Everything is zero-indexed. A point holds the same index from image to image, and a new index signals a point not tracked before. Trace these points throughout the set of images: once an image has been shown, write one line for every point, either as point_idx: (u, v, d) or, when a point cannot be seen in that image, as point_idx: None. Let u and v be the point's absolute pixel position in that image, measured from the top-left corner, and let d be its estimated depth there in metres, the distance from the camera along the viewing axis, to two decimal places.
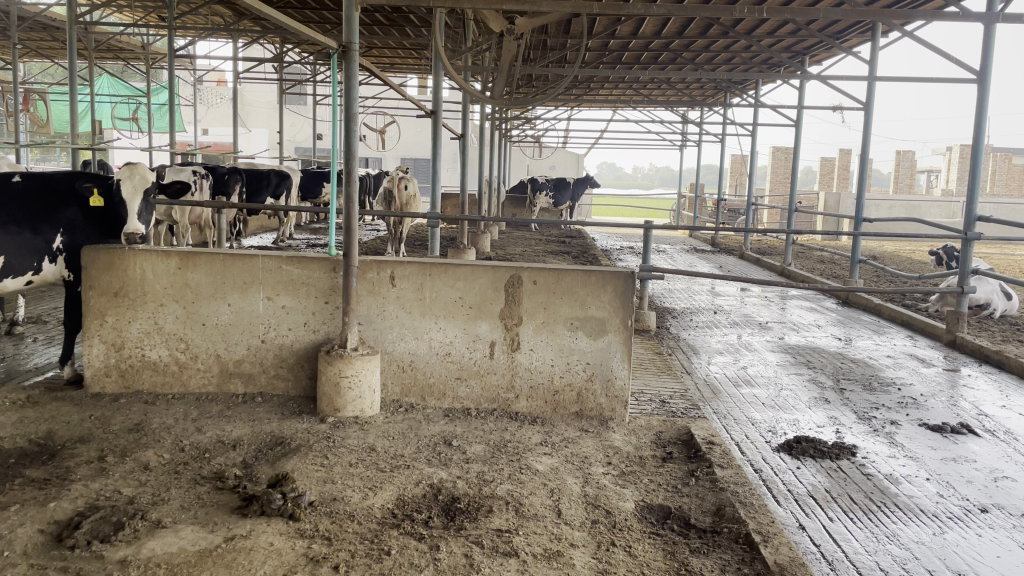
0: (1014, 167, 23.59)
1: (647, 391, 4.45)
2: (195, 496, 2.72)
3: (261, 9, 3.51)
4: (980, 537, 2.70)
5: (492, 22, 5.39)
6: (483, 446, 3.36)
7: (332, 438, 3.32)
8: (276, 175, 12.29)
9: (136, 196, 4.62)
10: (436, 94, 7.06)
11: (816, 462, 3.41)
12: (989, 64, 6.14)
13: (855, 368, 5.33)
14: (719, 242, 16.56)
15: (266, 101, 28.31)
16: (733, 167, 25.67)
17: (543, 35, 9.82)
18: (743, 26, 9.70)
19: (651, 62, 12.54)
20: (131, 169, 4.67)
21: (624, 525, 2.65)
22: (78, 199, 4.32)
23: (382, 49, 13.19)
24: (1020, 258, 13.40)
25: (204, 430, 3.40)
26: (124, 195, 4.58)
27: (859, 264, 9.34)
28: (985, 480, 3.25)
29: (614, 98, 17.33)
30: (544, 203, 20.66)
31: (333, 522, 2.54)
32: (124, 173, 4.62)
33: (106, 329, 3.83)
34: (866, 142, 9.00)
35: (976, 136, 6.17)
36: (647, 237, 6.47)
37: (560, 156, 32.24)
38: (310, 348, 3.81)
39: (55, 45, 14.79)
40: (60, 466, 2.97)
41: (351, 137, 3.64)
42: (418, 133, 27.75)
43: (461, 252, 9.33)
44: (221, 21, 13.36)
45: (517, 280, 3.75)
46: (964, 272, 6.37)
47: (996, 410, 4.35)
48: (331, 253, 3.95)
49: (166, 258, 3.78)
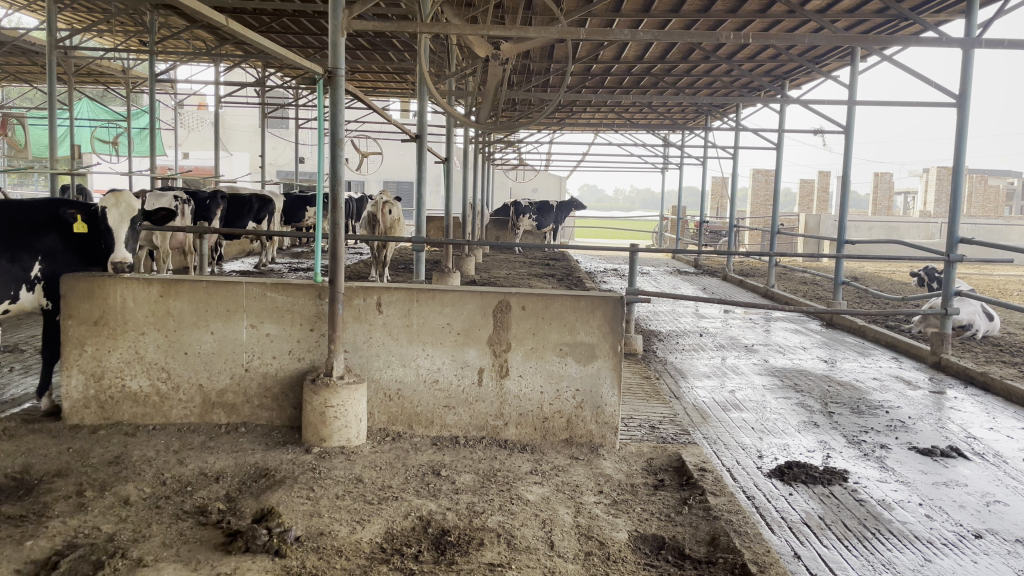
0: (989, 188, 24.09)
1: (637, 416, 4.42)
2: (177, 532, 2.63)
3: (247, 35, 3.47)
4: (976, 563, 2.69)
5: (477, 48, 5.40)
6: (472, 475, 3.30)
7: (317, 470, 3.25)
8: (259, 199, 12.22)
9: (122, 224, 4.52)
10: (421, 119, 7.03)
11: (808, 488, 3.39)
12: (968, 88, 6.27)
13: (842, 391, 5.33)
14: (702, 264, 16.66)
15: (248, 125, 28.28)
16: (714, 189, 25.95)
17: (527, 60, 9.89)
18: (723, 51, 9.85)
19: (634, 86, 12.68)
20: (116, 197, 4.56)
21: (619, 557, 2.60)
22: (59, 226, 4.24)
23: (365, 73, 13.22)
24: (999, 279, 13.60)
25: (187, 462, 3.31)
26: (110, 223, 4.49)
27: (842, 286, 9.43)
28: (978, 504, 3.25)
29: (596, 121, 17.48)
30: (527, 226, 20.71)
31: (321, 558, 2.47)
32: (110, 200, 4.52)
33: (85, 359, 3.74)
34: (846, 164, 9.14)
35: (956, 159, 6.27)
36: (633, 260, 6.47)
37: (542, 180, 32.41)
38: (295, 376, 3.74)
39: (34, 69, 14.66)
40: (37, 501, 2.87)
41: (337, 162, 3.61)
42: (402, 157, 27.82)
43: (446, 276, 9.28)
44: (202, 45, 13.31)
45: (505, 306, 3.72)
46: (947, 294, 6.43)
47: (984, 432, 4.36)
48: (317, 278, 3.89)
49: (147, 285, 3.71)
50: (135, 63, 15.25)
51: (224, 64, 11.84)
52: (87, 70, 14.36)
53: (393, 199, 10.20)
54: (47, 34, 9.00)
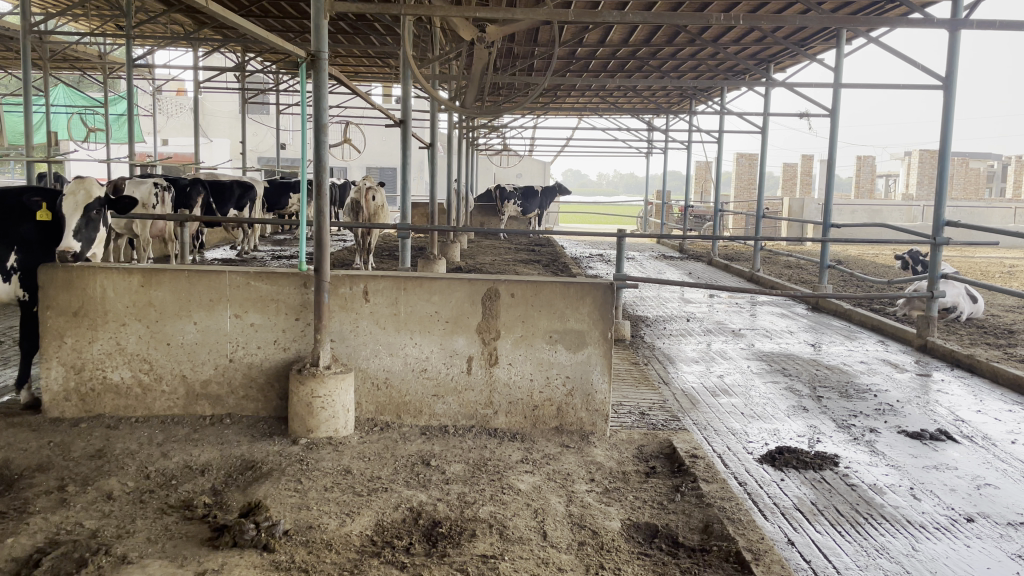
0: (970, 171, 24.28)
1: (626, 403, 4.40)
2: (162, 527, 2.57)
3: (228, 16, 3.36)
4: (969, 548, 2.70)
5: (462, 31, 5.28)
6: (462, 465, 3.26)
7: (305, 461, 3.20)
8: (240, 186, 12.03)
9: (76, 212, 4.16)
10: (405, 103, 6.89)
11: (799, 473, 3.39)
12: (954, 71, 6.27)
13: (830, 375, 5.36)
14: (687, 248, 16.69)
15: (228, 111, 27.89)
16: (698, 174, 25.99)
17: (512, 43, 9.75)
18: (709, 34, 9.79)
19: (618, 70, 12.60)
20: (79, 184, 4.27)
21: (612, 547, 2.58)
22: (27, 216, 4.12)
23: (347, 58, 13.03)
24: (981, 261, 13.72)
25: (171, 455, 3.24)
26: (65, 211, 4.16)
27: (828, 269, 9.45)
28: (968, 487, 3.27)
29: (581, 105, 17.38)
30: (512, 211, 20.61)
31: (310, 552, 2.42)
32: (71, 185, 4.26)
33: (64, 351, 3.65)
34: (832, 149, 9.15)
35: (942, 142, 6.28)
36: (621, 246, 6.40)
37: (527, 165, 32.34)
38: (281, 367, 3.68)
39: (8, 55, 14.30)
40: (18, 497, 2.79)
41: (321, 149, 3.53)
42: (385, 142, 27.60)
43: (432, 263, 9.20)
44: (180, 29, 13.02)
45: (494, 293, 3.67)
46: (932, 277, 6.45)
47: (972, 415, 4.39)
48: (301, 266, 3.80)
49: (127, 275, 3.62)
50: (111, 48, 14.91)
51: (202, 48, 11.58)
52: (62, 55, 14.05)
53: (376, 185, 10.06)
54: (20, 18, 8.76)
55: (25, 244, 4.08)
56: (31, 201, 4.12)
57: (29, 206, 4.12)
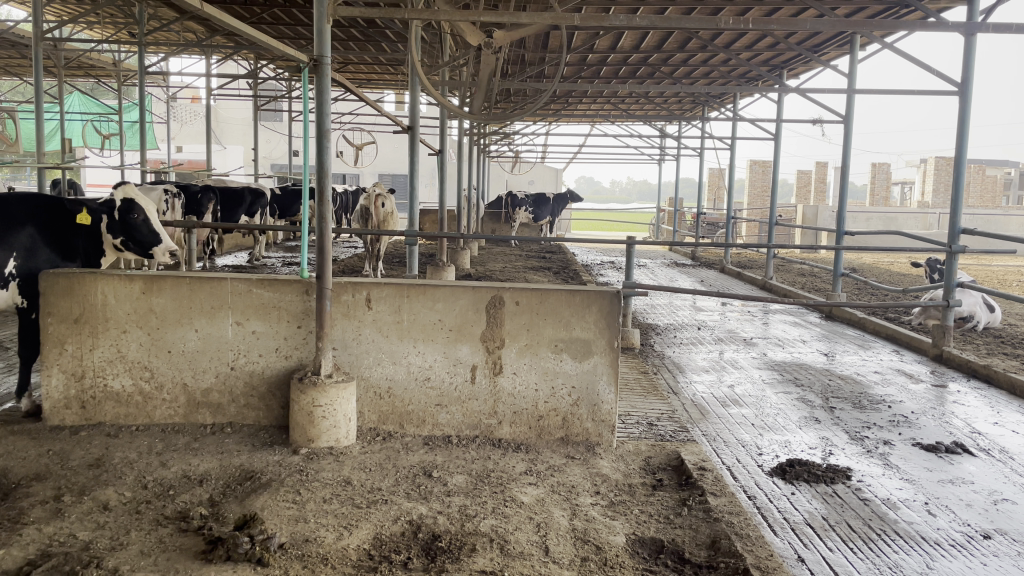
0: (987, 178, 23.95)
1: (634, 414, 4.31)
2: (156, 539, 2.53)
3: (225, 19, 3.31)
4: (986, 567, 2.60)
5: (470, 37, 5.17)
6: (464, 476, 3.19)
7: (304, 472, 3.14)
8: (250, 193, 12.05)
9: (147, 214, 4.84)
10: (413, 109, 6.76)
11: (811, 487, 3.30)
12: (970, 75, 6.17)
13: (843, 385, 5.24)
14: (699, 256, 16.58)
15: (242, 119, 28.16)
16: (711, 181, 25.88)
17: (522, 50, 9.71)
18: (721, 40, 9.71)
19: (629, 77, 12.53)
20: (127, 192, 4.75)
21: (616, 563, 2.50)
22: (134, 227, 4.75)
23: (358, 65, 13.09)
24: (998, 270, 13.52)
25: (170, 464, 3.21)
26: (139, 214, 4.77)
27: (842, 277, 9.33)
28: (985, 503, 3.17)
29: (592, 112, 17.28)
30: (523, 218, 20.59)
31: (305, 566, 2.37)
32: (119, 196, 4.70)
33: (66, 358, 3.62)
34: (845, 154, 9.01)
35: (958, 148, 6.16)
36: (630, 252, 6.26)
37: (539, 171, 32.46)
38: (282, 375, 3.63)
39: (24, 63, 14.44)
40: (13, 507, 2.76)
41: (323, 154, 3.48)
42: (397, 150, 27.78)
43: (440, 270, 9.13)
44: (193, 37, 13.11)
45: (499, 301, 3.61)
46: (948, 285, 6.32)
47: (988, 428, 4.27)
48: (303, 272, 3.77)
49: (129, 282, 3.59)
50: (124, 56, 15.02)
51: (214, 54, 11.61)
52: (77, 64, 14.18)
53: (386, 193, 10.05)
54: (33, 24, 8.82)
55: (134, 245, 4.78)
56: (132, 217, 4.72)
57: (126, 220, 4.70)
